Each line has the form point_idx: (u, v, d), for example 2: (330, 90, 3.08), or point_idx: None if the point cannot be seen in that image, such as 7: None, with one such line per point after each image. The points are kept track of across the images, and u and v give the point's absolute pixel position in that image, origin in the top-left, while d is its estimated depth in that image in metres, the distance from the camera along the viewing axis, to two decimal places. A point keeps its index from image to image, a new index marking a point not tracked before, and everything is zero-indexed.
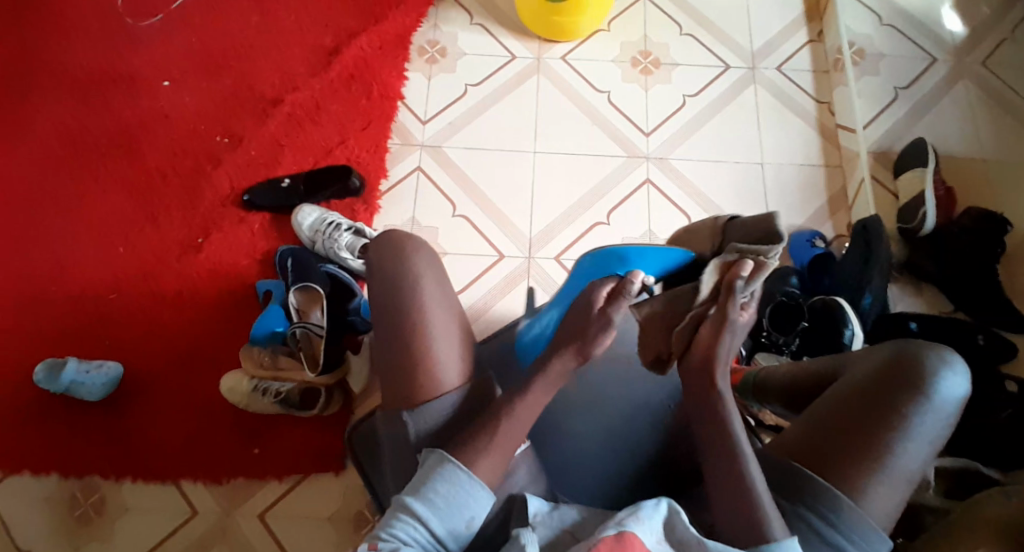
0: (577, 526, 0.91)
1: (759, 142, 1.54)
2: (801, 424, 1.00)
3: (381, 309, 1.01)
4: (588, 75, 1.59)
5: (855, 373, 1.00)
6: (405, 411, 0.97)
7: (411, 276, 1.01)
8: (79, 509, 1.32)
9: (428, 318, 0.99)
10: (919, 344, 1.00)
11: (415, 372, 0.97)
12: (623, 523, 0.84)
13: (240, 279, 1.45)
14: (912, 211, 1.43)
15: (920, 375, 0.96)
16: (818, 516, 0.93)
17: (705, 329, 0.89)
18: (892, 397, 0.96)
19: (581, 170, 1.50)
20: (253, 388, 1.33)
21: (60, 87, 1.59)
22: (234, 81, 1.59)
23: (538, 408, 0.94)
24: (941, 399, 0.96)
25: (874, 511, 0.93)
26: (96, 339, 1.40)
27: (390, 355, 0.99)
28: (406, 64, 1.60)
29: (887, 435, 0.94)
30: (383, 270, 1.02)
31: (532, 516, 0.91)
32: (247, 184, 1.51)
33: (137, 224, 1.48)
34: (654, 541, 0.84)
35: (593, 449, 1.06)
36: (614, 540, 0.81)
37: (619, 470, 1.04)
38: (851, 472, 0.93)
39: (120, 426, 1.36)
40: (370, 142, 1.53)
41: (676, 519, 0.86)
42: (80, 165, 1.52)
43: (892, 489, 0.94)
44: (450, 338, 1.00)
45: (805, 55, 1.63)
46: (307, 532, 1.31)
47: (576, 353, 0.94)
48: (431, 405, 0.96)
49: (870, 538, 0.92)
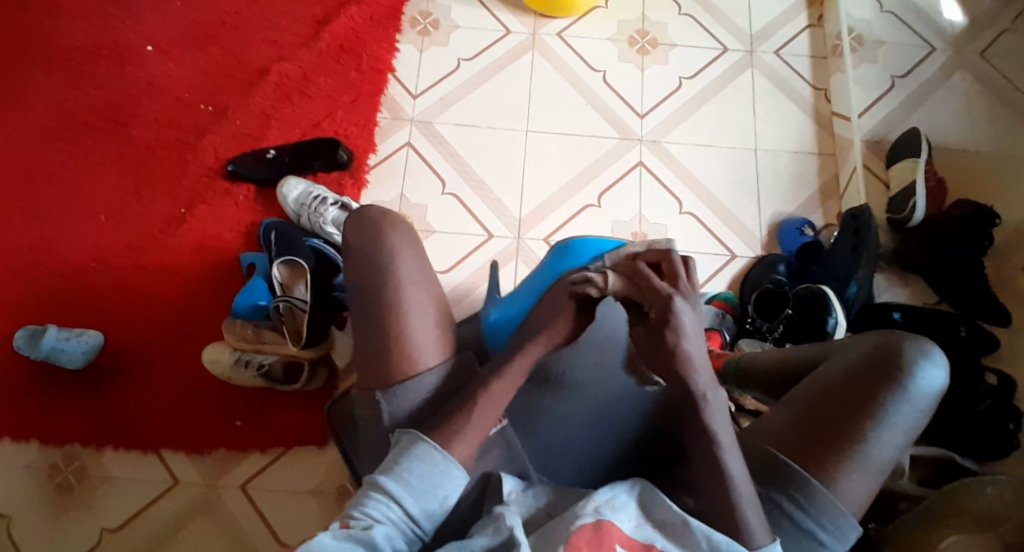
0: (553, 504, 0.92)
1: (755, 129, 1.53)
2: (784, 411, 1.01)
3: (359, 286, 1.01)
4: (584, 53, 1.56)
5: (836, 363, 1.02)
6: (379, 391, 0.97)
7: (389, 256, 1.00)
8: (58, 477, 1.31)
9: (405, 298, 0.99)
10: (901, 336, 1.01)
11: (389, 352, 0.97)
12: (600, 511, 0.86)
13: (224, 252, 1.43)
14: (902, 202, 1.43)
15: (900, 366, 0.97)
16: (790, 501, 0.94)
17: (663, 335, 0.86)
18: (870, 387, 0.96)
19: (575, 151, 1.48)
20: (235, 361, 1.33)
21: (41, 50, 1.55)
22: (220, 49, 1.55)
23: (507, 394, 0.95)
24: (917, 390, 0.96)
25: (845, 498, 0.94)
26: (74, 307, 1.39)
27: (368, 333, 0.99)
28: (398, 37, 1.56)
29: (862, 423, 0.95)
30: (362, 246, 1.01)
31: (507, 494, 0.92)
32: (232, 155, 1.48)
33: (118, 192, 1.46)
34: (632, 527, 0.86)
35: (577, 433, 1.04)
36: (592, 530, 0.84)
37: (604, 453, 1.04)
38: (824, 459, 0.95)
39: (100, 396, 1.35)
40: (359, 117, 1.50)
41: (652, 498, 0.89)
42: (60, 129, 1.49)
43: (864, 476, 0.94)
44: (426, 319, 1.00)
45: (804, 40, 1.61)
46: (290, 505, 1.32)
47: (548, 340, 0.96)
48: (402, 387, 0.97)
49: (840, 524, 0.94)
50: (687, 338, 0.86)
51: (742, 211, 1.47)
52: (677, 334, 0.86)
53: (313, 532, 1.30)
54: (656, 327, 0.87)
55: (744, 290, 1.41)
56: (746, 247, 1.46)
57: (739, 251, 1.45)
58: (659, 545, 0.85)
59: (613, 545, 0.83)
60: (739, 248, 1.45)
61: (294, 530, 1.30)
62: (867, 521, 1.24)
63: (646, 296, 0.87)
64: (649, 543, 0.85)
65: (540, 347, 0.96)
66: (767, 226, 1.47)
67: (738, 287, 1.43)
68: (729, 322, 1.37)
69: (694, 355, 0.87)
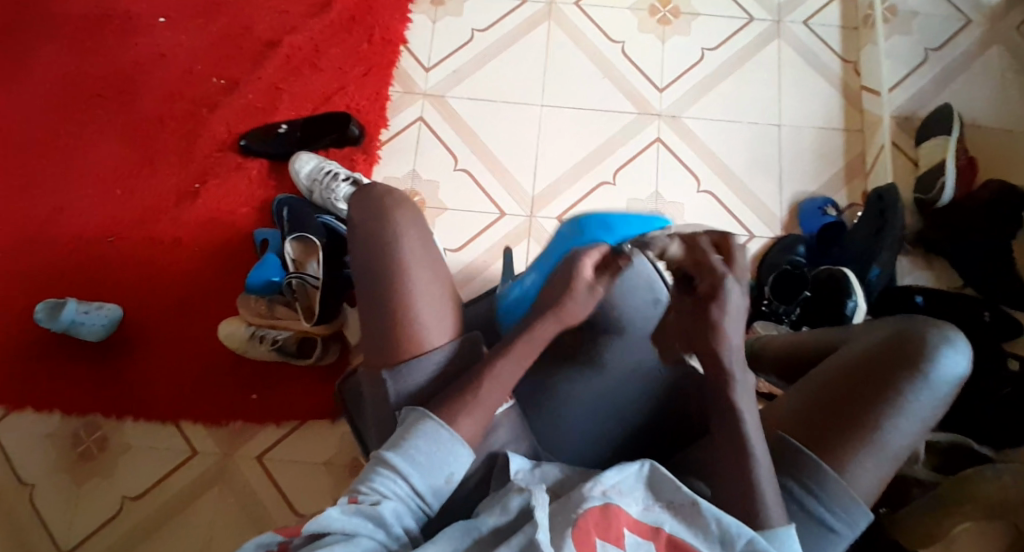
0: (560, 484, 0.93)
1: (779, 103, 1.47)
2: (795, 395, 1.00)
3: (366, 265, 1.00)
4: (602, 24, 1.51)
5: (853, 349, 1.00)
6: (385, 370, 0.96)
7: (395, 237, 0.99)
8: (81, 446, 1.35)
9: (411, 278, 0.98)
10: (922, 322, 0.99)
11: (394, 331, 0.97)
12: (608, 494, 0.85)
13: (237, 226, 1.43)
14: (930, 181, 1.38)
15: (920, 352, 0.95)
16: (800, 485, 0.93)
17: (704, 311, 0.86)
18: (888, 373, 0.95)
19: (591, 128, 1.44)
20: (251, 335, 1.34)
21: (54, 21, 1.54)
22: (230, 18, 1.53)
23: (518, 369, 0.94)
24: (938, 376, 0.95)
25: (858, 484, 0.93)
26: (91, 281, 1.40)
27: (372, 314, 0.98)
28: (411, 6, 1.52)
29: (879, 409, 0.94)
30: (369, 226, 1.01)
31: (514, 472, 0.92)
32: (243, 129, 1.47)
33: (133, 165, 1.46)
34: (640, 510, 0.85)
35: (584, 414, 1.03)
36: (600, 513, 0.83)
37: (606, 429, 1.04)
38: (839, 444, 0.93)
39: (119, 369, 1.38)
40: (370, 89, 1.47)
41: (661, 479, 0.88)
42: (74, 102, 1.49)
43: (879, 463, 0.93)
44: (433, 299, 0.98)
45: (835, 9, 1.54)
46: (304, 477, 1.35)
47: (560, 320, 0.94)
48: (408, 364, 0.96)
49: (852, 512, 0.92)
50: (732, 315, 0.86)
51: (762, 189, 1.43)
52: (723, 310, 0.86)
53: (326, 503, 1.33)
54: (702, 300, 0.86)
55: (762, 271, 1.37)
56: (766, 226, 1.42)
57: (757, 230, 1.41)
58: (667, 526, 0.84)
59: (621, 529, 0.82)
60: (757, 227, 1.42)
61: (308, 502, 1.33)
62: (878, 505, 1.24)
63: (698, 274, 0.87)
64: (657, 526, 0.84)
65: (551, 326, 0.95)
66: (788, 206, 1.43)
67: (756, 269, 1.40)
68: None
69: (733, 335, 0.87)
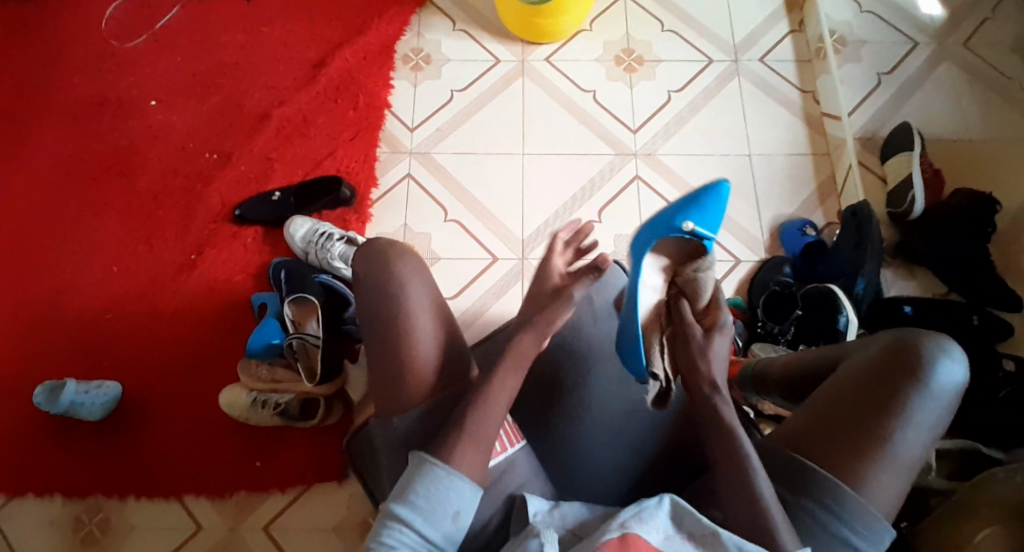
0: (579, 526, 0.94)
1: (747, 135, 1.55)
2: (802, 416, 1.00)
3: (370, 312, 1.03)
4: (573, 75, 1.60)
5: (853, 364, 1.01)
6: (394, 416, 1.01)
7: (395, 282, 1.04)
8: (83, 529, 1.32)
9: (412, 319, 1.02)
10: (916, 333, 1.00)
11: (402, 373, 1.01)
12: (627, 524, 0.87)
13: (235, 294, 1.45)
14: (901, 194, 1.44)
15: (918, 362, 0.96)
16: (819, 506, 0.94)
17: (685, 352, 1.00)
18: (891, 385, 0.96)
19: (571, 170, 1.51)
20: (253, 401, 1.34)
21: (48, 113, 1.60)
22: (219, 97, 1.60)
23: (511, 390, 0.99)
24: (939, 386, 0.96)
25: (876, 501, 0.94)
26: (90, 360, 1.41)
27: (380, 357, 1.02)
28: (392, 73, 1.61)
29: (886, 424, 0.95)
30: (370, 275, 1.05)
31: (532, 514, 0.95)
32: (238, 200, 1.51)
33: (129, 245, 1.49)
34: (661, 540, 0.87)
35: (597, 451, 1.11)
36: (619, 543, 0.84)
37: (623, 464, 1.11)
38: (853, 464, 0.94)
39: (120, 444, 1.36)
40: (359, 152, 1.53)
41: (681, 512, 0.89)
42: (70, 188, 1.53)
43: (894, 478, 0.94)
44: (433, 338, 1.02)
45: (787, 45, 1.64)
46: (313, 543, 1.32)
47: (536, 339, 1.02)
48: (412, 408, 1.00)
49: (875, 529, 0.93)
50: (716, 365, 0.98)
51: (743, 216, 1.49)
52: (705, 352, 0.98)
53: None
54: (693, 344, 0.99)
55: (752, 292, 1.41)
56: (750, 250, 1.46)
57: (742, 255, 1.46)
58: None
59: None
60: (742, 252, 1.46)
61: None
62: (898, 519, 1.21)
63: (682, 348, 1.01)
64: None
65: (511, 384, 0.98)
66: (769, 228, 1.48)
67: (746, 290, 1.44)
68: (740, 328, 1.37)
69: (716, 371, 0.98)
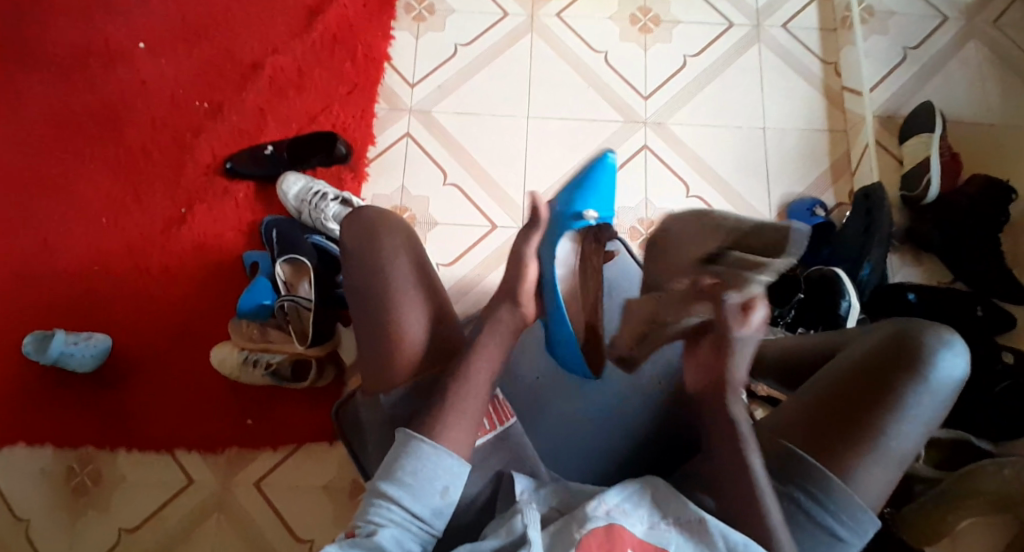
0: (564, 503, 0.92)
1: (762, 106, 1.49)
2: (797, 402, 0.97)
3: (357, 289, 1.00)
4: (585, 35, 1.52)
5: (852, 352, 0.98)
6: (382, 393, 0.97)
7: (382, 257, 1.00)
8: (75, 479, 1.32)
9: (402, 298, 0.98)
10: (919, 324, 0.98)
11: (391, 353, 0.97)
12: (612, 512, 0.85)
13: (226, 251, 1.42)
14: (915, 178, 1.39)
15: (920, 354, 0.94)
16: (807, 495, 0.91)
17: (710, 342, 0.89)
18: (890, 377, 0.94)
19: (577, 137, 1.45)
20: (245, 359, 1.31)
21: (32, 50, 1.52)
22: (212, 42, 1.52)
23: (493, 360, 0.96)
24: (939, 380, 0.94)
25: (865, 492, 0.91)
26: (80, 312, 1.38)
27: (366, 335, 0.99)
28: (393, 24, 1.53)
29: (883, 415, 0.92)
30: (359, 249, 1.01)
31: (518, 494, 0.92)
32: (229, 153, 1.46)
33: (119, 193, 1.44)
34: (645, 529, 0.85)
35: (587, 435, 1.10)
36: (604, 533, 0.83)
37: (609, 447, 1.08)
38: (846, 454, 0.91)
39: (110, 399, 1.36)
40: (356, 108, 1.47)
41: (665, 497, 0.88)
42: (58, 132, 1.47)
43: (885, 469, 0.92)
44: (421, 316, 0.98)
45: (813, 11, 1.55)
46: (303, 501, 1.32)
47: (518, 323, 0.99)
48: (403, 383, 0.96)
49: (861, 520, 0.91)
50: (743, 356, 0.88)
51: (751, 192, 1.44)
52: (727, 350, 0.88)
53: (329, 527, 1.31)
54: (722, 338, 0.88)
55: None
56: None
57: None
58: (672, 545, 0.84)
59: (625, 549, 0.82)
60: None
61: (309, 525, 1.31)
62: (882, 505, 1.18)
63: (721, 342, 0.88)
64: (662, 545, 0.84)
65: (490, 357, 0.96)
66: (776, 208, 1.43)
67: None
68: None
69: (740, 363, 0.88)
